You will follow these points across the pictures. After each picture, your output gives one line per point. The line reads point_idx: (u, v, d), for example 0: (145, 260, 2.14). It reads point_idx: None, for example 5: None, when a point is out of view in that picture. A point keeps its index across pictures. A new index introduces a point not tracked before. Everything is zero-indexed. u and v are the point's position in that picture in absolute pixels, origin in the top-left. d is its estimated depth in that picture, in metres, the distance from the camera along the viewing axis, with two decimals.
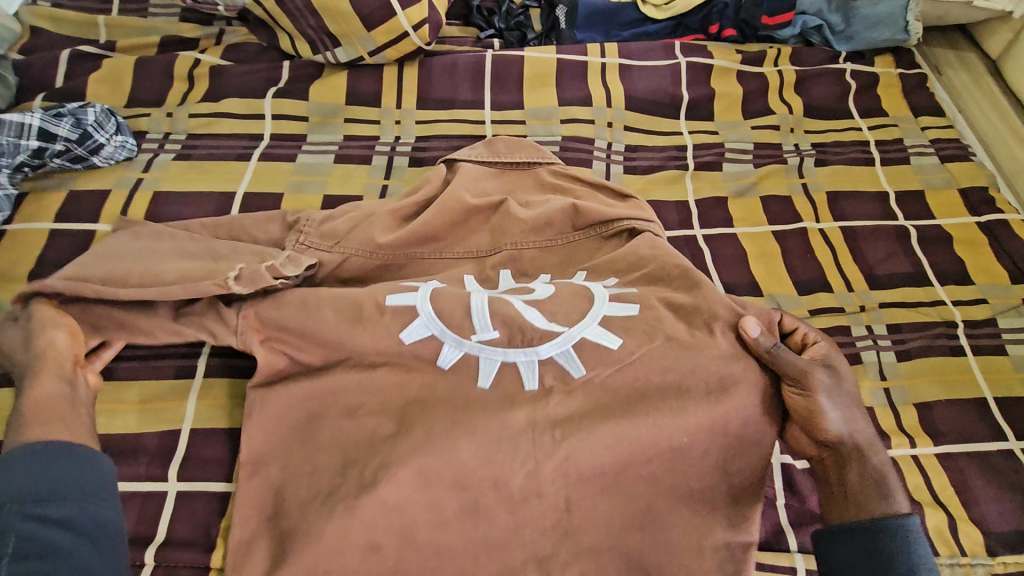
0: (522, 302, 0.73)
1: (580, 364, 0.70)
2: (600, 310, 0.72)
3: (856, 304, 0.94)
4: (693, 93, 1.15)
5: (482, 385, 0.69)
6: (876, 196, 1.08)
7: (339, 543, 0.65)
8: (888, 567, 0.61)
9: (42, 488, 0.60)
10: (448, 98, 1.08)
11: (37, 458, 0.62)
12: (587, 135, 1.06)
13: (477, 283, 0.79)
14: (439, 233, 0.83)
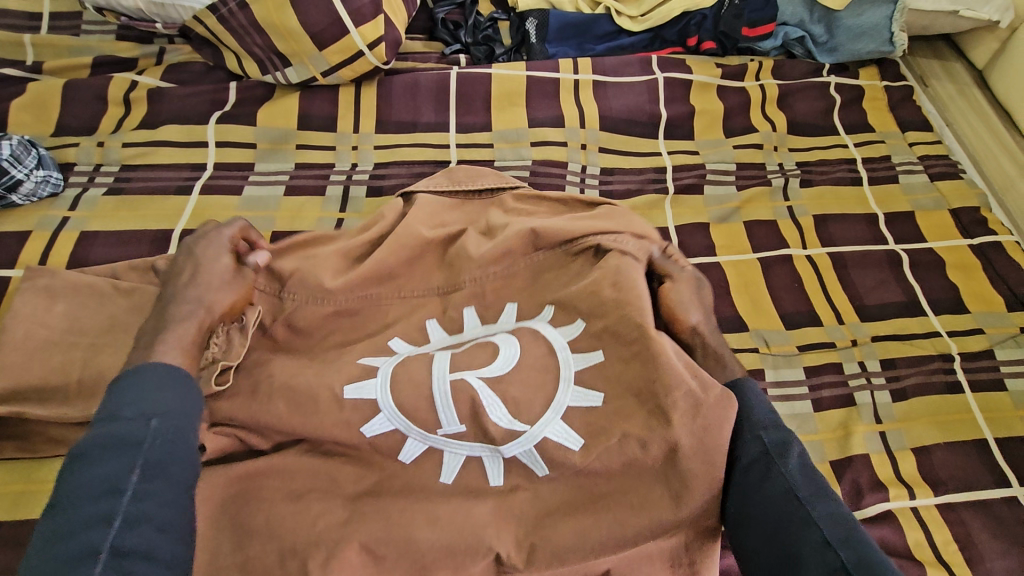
0: (480, 379, 0.65)
1: (543, 463, 0.65)
2: (563, 400, 0.66)
3: (847, 338, 0.88)
4: (672, 111, 1.09)
5: (443, 482, 0.65)
6: (864, 218, 1.02)
7: None
8: (737, 418, 0.67)
9: (154, 406, 0.58)
10: (410, 120, 1.00)
11: (159, 379, 0.59)
12: (558, 158, 0.99)
13: (442, 332, 0.73)
14: (393, 275, 0.76)
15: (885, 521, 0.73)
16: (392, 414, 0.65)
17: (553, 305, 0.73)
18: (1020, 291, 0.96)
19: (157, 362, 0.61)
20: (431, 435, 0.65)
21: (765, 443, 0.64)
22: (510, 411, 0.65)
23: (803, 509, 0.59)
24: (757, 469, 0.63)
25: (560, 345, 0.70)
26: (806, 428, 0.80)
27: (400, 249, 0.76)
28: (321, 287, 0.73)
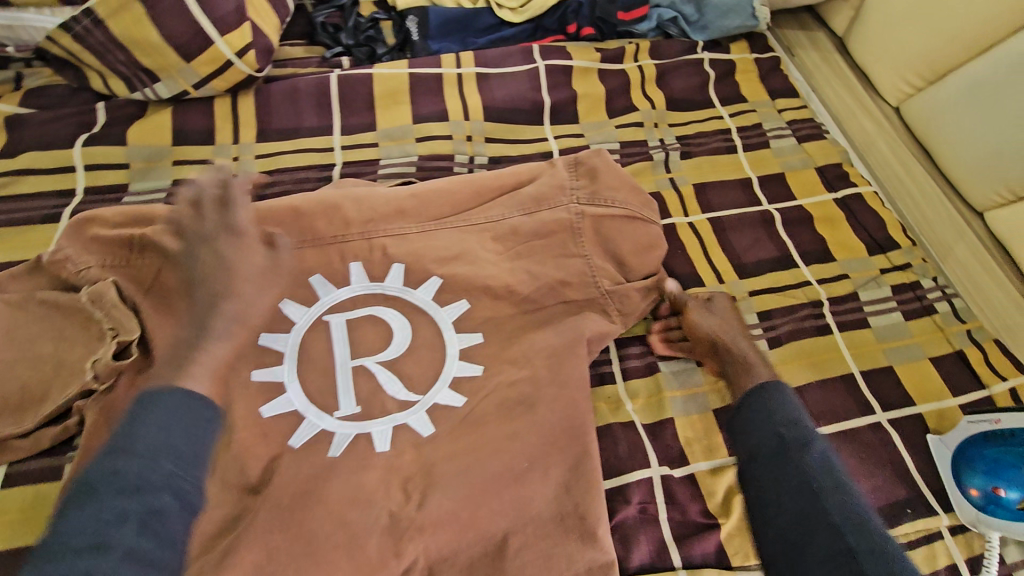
0: (378, 365, 0.74)
1: (428, 424, 0.71)
2: (449, 373, 0.74)
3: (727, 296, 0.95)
4: (555, 97, 1.13)
5: (331, 457, 0.68)
6: (739, 183, 1.10)
7: None
8: (769, 416, 0.68)
9: (166, 447, 0.59)
10: (292, 126, 0.99)
11: (183, 422, 0.61)
12: (444, 152, 1.01)
13: (330, 288, 0.78)
14: (273, 270, 0.76)
15: None
16: (297, 397, 0.71)
17: (439, 276, 0.79)
18: (879, 236, 1.05)
19: (183, 391, 0.64)
20: (328, 416, 0.71)
21: (793, 435, 0.65)
22: (405, 385, 0.73)
23: (821, 498, 0.60)
24: (786, 462, 0.64)
25: (445, 326, 0.77)
26: (691, 382, 0.85)
27: (277, 224, 0.79)
28: (195, 273, 0.75)
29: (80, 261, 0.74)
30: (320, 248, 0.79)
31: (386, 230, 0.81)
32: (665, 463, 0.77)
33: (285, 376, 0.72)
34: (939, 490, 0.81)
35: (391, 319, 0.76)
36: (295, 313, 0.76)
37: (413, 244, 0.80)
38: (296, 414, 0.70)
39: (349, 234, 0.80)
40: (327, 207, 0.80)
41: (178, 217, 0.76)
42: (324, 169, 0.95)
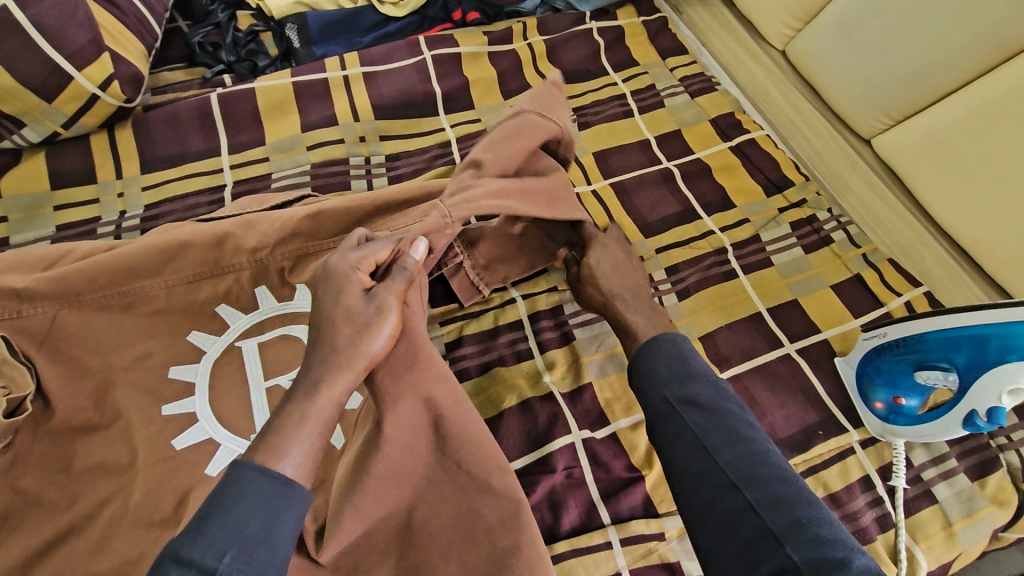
0: (292, 382, 0.75)
1: (342, 435, 0.68)
2: None
3: None
4: (446, 86, 1.12)
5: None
6: (638, 145, 1.12)
7: None
8: (661, 376, 0.63)
9: (235, 531, 0.46)
10: (178, 152, 0.97)
11: (239, 496, 0.47)
12: (338, 156, 1.00)
13: (238, 314, 0.77)
14: (169, 304, 0.75)
15: None
16: (210, 423, 0.72)
17: None
18: (774, 176, 1.09)
19: (264, 466, 0.50)
20: (245, 441, 0.72)
21: (684, 394, 0.60)
22: None
23: (715, 458, 0.56)
24: (680, 424, 0.59)
25: None
26: (607, 344, 0.87)
27: (165, 260, 0.74)
28: (95, 318, 0.72)
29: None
30: (219, 277, 0.76)
31: (281, 254, 0.78)
32: (584, 427, 0.80)
33: (196, 406, 0.72)
34: (849, 408, 0.85)
35: (302, 337, 0.77)
36: (206, 343, 0.75)
37: (310, 266, 0.78)
38: (212, 442, 0.71)
39: (245, 260, 0.77)
40: (220, 238, 0.76)
41: (68, 265, 0.74)
42: (214, 192, 0.94)
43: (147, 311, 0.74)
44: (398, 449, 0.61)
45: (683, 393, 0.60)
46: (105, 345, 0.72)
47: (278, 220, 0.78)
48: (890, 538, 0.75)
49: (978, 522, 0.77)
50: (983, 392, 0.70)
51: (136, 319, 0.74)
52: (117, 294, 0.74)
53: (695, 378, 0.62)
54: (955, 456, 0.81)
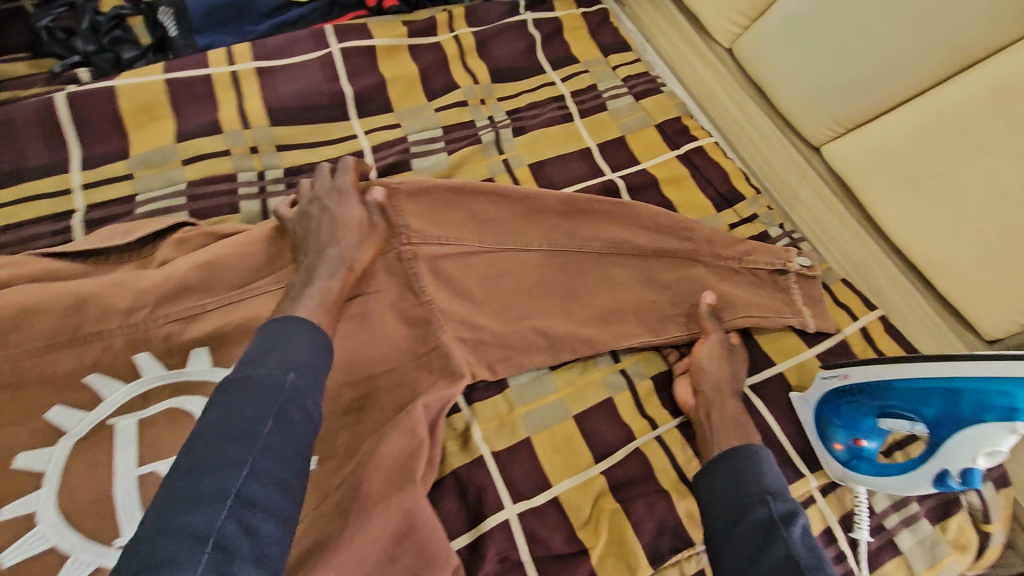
0: None
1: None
2: None
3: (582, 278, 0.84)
4: (360, 85, 0.97)
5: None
6: (579, 154, 1.01)
7: None
8: (742, 486, 0.65)
9: (287, 360, 0.57)
10: (11, 167, 0.77)
11: (279, 341, 0.58)
12: (224, 171, 0.83)
13: (114, 384, 0.63)
14: (14, 377, 0.61)
15: (624, 465, 0.74)
16: (58, 528, 0.57)
17: None
18: (724, 190, 1.00)
19: (302, 320, 0.61)
20: (107, 550, 0.57)
21: (771, 509, 0.62)
22: None
23: (802, 575, 0.56)
24: (757, 536, 0.61)
25: None
26: (546, 389, 0.78)
27: (21, 325, 0.62)
28: None
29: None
30: (88, 343, 0.64)
31: (174, 311, 0.66)
32: (520, 497, 0.69)
33: (40, 503, 0.57)
34: (807, 450, 0.78)
35: (196, 409, 0.63)
36: (70, 422, 0.61)
37: (213, 324, 0.67)
38: (58, 552, 0.56)
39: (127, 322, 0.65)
40: (79, 301, 0.64)
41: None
42: (58, 220, 0.76)
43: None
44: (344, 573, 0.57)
45: (772, 509, 0.62)
46: None
47: (163, 272, 0.68)
48: None
49: (940, 572, 0.72)
50: (959, 453, 0.63)
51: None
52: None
53: (788, 498, 0.63)
54: (916, 501, 0.75)
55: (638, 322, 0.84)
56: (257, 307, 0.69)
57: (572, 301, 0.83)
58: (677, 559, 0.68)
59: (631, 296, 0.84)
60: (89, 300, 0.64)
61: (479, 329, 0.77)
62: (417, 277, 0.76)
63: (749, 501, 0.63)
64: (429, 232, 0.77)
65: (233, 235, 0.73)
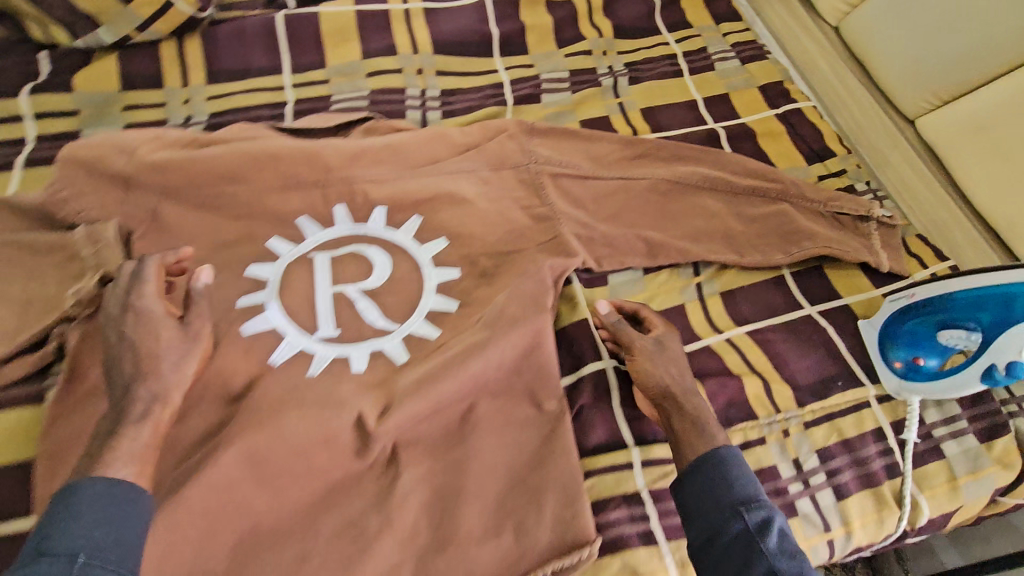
0: (360, 292, 0.80)
1: (405, 352, 0.77)
2: (426, 306, 0.81)
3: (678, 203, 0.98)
4: (504, 29, 1.14)
5: (309, 377, 0.73)
6: (685, 105, 1.13)
7: (177, 535, 0.62)
8: (724, 491, 0.65)
9: (108, 543, 0.55)
10: (242, 68, 1.00)
11: (110, 506, 0.56)
12: (395, 85, 1.03)
13: (317, 228, 0.83)
14: (254, 207, 0.82)
15: (703, 352, 0.85)
16: (278, 317, 0.77)
17: (420, 216, 0.87)
18: (817, 147, 1.10)
19: (107, 476, 0.58)
20: (308, 337, 0.76)
21: (747, 522, 0.62)
22: (382, 314, 0.79)
23: None
24: (739, 547, 0.61)
25: (425, 262, 0.84)
26: (635, 288, 0.92)
27: (258, 169, 0.82)
28: (191, 212, 0.80)
29: (80, 203, 0.77)
30: (304, 191, 0.84)
31: (364, 175, 0.86)
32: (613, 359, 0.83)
33: (266, 297, 0.78)
34: (868, 366, 0.87)
35: (373, 254, 0.83)
36: (281, 249, 0.81)
37: (392, 188, 0.87)
38: (275, 331, 0.76)
39: (329, 178, 0.85)
40: (309, 153, 0.84)
41: (156, 156, 0.79)
42: (275, 108, 0.97)
43: (235, 213, 0.81)
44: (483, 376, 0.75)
45: (746, 522, 0.62)
46: (194, 240, 0.79)
47: (357, 148, 0.87)
48: (897, 484, 0.79)
49: (981, 479, 0.80)
50: (1007, 347, 0.74)
51: (221, 221, 0.81)
52: (211, 194, 0.80)
53: (761, 502, 0.64)
54: (966, 418, 0.83)
55: (724, 244, 0.94)
56: (422, 183, 0.88)
57: (669, 221, 0.95)
58: (742, 428, 0.80)
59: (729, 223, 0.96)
60: (307, 156, 0.83)
61: (591, 232, 0.92)
62: (543, 186, 0.93)
63: (731, 507, 0.63)
64: (555, 156, 0.96)
65: (406, 130, 0.92)
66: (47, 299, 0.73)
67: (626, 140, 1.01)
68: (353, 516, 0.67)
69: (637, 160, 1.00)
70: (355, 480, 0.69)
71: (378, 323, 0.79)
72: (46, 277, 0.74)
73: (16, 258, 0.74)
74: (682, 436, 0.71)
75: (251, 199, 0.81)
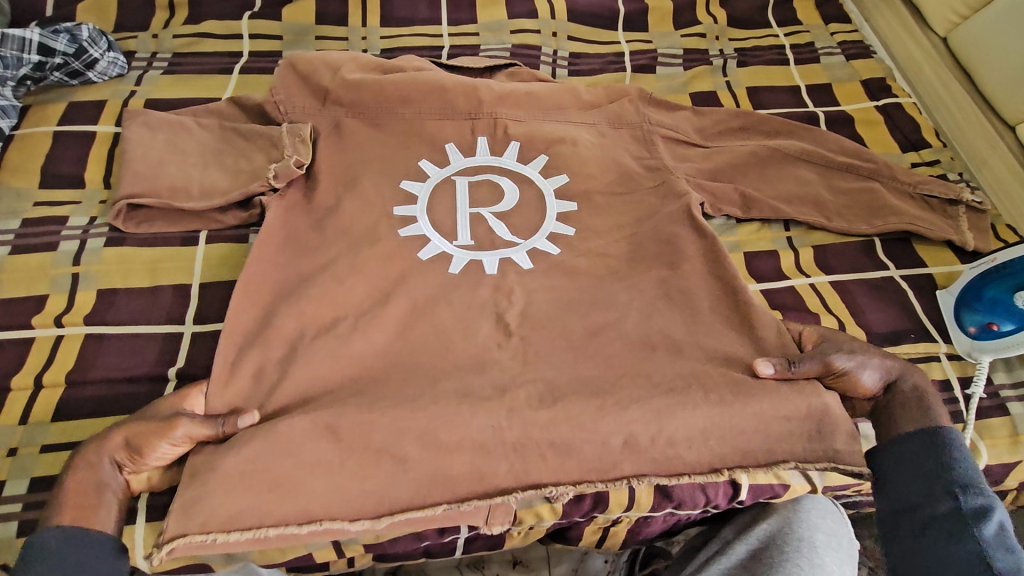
0: (491, 213, 0.89)
1: (528, 262, 0.86)
2: (547, 228, 0.88)
3: (772, 169, 1.01)
4: (630, 7, 1.27)
5: (450, 272, 0.84)
6: (788, 89, 1.22)
7: (338, 360, 0.77)
8: (937, 471, 0.68)
9: (60, 572, 0.60)
10: (409, 17, 1.19)
11: (64, 542, 0.62)
12: (534, 43, 1.19)
13: (460, 155, 0.93)
14: (414, 126, 0.93)
15: (785, 291, 0.96)
16: (426, 227, 0.87)
17: (547, 156, 0.94)
18: (913, 137, 1.18)
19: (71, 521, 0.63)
20: (447, 242, 0.86)
21: (961, 502, 0.66)
22: (512, 230, 0.88)
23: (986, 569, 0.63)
24: (939, 528, 0.66)
25: (548, 193, 0.92)
26: (728, 232, 1.01)
27: (428, 98, 0.94)
28: (364, 126, 0.92)
29: (289, 106, 0.92)
30: (457, 113, 0.94)
31: (510, 109, 0.96)
32: None
33: (416, 211, 0.88)
34: (940, 324, 0.94)
35: (504, 182, 0.92)
36: (429, 170, 0.91)
37: (529, 126, 0.95)
38: (421, 230, 0.86)
39: (480, 110, 0.95)
40: (469, 87, 0.95)
41: (353, 75, 0.92)
42: (434, 50, 1.16)
43: (399, 128, 0.92)
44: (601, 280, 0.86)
45: (963, 502, 0.66)
46: (363, 143, 0.91)
47: (504, 86, 0.97)
48: (959, 429, 0.85)
49: None
50: None
51: (387, 137, 0.92)
52: (386, 109, 0.93)
53: (980, 487, 0.67)
54: None
55: (814, 210, 1.00)
56: (553, 132, 0.95)
57: (762, 182, 1.00)
58: None
59: (819, 192, 1.00)
60: (465, 88, 0.94)
61: (695, 179, 0.98)
62: (659, 150, 0.97)
63: (942, 489, 0.67)
64: (668, 122, 1.00)
65: (538, 84, 1.01)
66: (251, 171, 0.88)
67: (737, 112, 1.05)
68: None
69: (739, 132, 1.04)
70: (486, 344, 0.79)
71: (502, 234, 0.88)
72: (252, 153, 0.89)
73: (236, 141, 0.91)
74: (908, 422, 0.73)
75: (419, 118, 0.93)
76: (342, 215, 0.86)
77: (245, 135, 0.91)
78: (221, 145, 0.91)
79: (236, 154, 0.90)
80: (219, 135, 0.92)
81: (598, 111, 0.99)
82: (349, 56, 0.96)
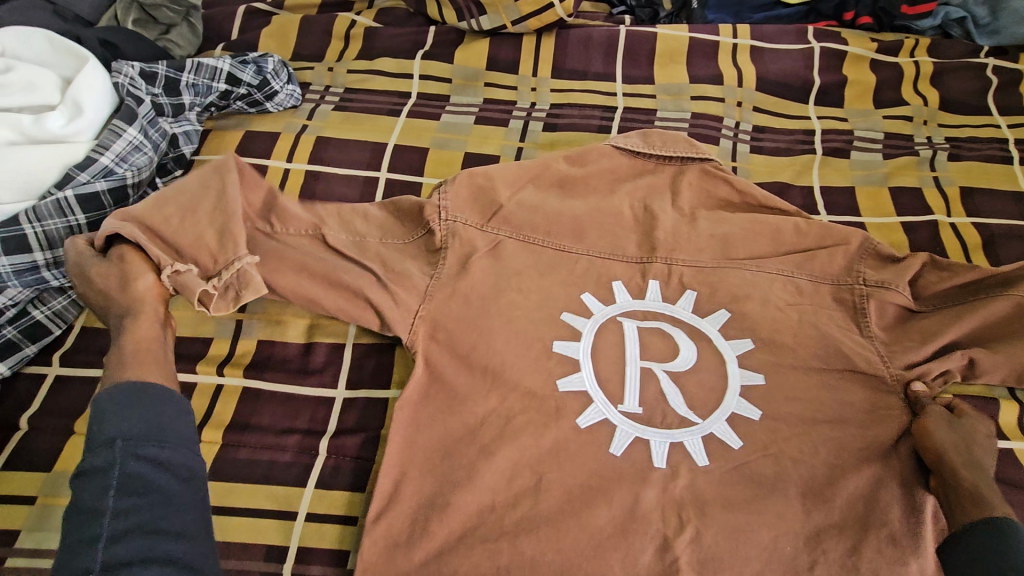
0: (664, 373, 0.80)
1: (705, 455, 0.75)
2: (729, 406, 0.78)
3: (1002, 314, 0.85)
4: (825, 79, 1.14)
5: (613, 454, 0.75)
6: (1013, 195, 1.03)
7: (493, 465, 0.74)
8: (998, 556, 0.64)
9: (143, 430, 0.64)
10: (582, 69, 1.12)
11: (135, 401, 0.66)
12: (716, 112, 1.09)
13: (628, 299, 0.86)
14: (589, 232, 0.91)
15: (1003, 457, 0.81)
16: (582, 353, 0.81)
17: (728, 312, 0.85)
18: None
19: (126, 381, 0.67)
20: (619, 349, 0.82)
21: None
22: (683, 366, 0.81)
23: None
24: None
25: (730, 358, 0.82)
26: None
27: (603, 201, 0.93)
28: (537, 215, 0.90)
29: (452, 215, 0.88)
30: (624, 215, 0.92)
31: (685, 221, 0.93)
32: None
33: (585, 329, 0.83)
34: None
35: (679, 338, 0.83)
36: (593, 308, 0.85)
37: (702, 235, 0.91)
38: (586, 339, 0.82)
39: (653, 219, 0.92)
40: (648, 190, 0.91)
41: (531, 200, 0.91)
42: (607, 111, 1.09)
43: (566, 219, 0.91)
44: (776, 417, 0.78)
45: None
46: (528, 234, 0.89)
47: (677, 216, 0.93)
48: None
49: None
50: None
51: (560, 224, 0.90)
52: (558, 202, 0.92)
53: None
54: None
55: None
56: (736, 271, 0.88)
57: (982, 331, 0.86)
58: None
59: None
60: (636, 194, 0.94)
61: (888, 319, 0.87)
62: (865, 308, 0.86)
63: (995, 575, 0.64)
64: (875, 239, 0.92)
65: (727, 215, 0.93)
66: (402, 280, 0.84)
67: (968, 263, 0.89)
68: (641, 504, 0.72)
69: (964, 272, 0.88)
70: (647, 474, 0.74)
71: (676, 366, 0.81)
72: (410, 255, 0.86)
73: (401, 228, 0.88)
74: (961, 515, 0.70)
75: (590, 216, 0.91)
76: (510, 304, 0.83)
77: (409, 229, 0.88)
78: (389, 224, 0.88)
79: (397, 242, 0.87)
80: (392, 214, 0.89)
81: (787, 226, 0.92)
82: (530, 172, 0.93)
